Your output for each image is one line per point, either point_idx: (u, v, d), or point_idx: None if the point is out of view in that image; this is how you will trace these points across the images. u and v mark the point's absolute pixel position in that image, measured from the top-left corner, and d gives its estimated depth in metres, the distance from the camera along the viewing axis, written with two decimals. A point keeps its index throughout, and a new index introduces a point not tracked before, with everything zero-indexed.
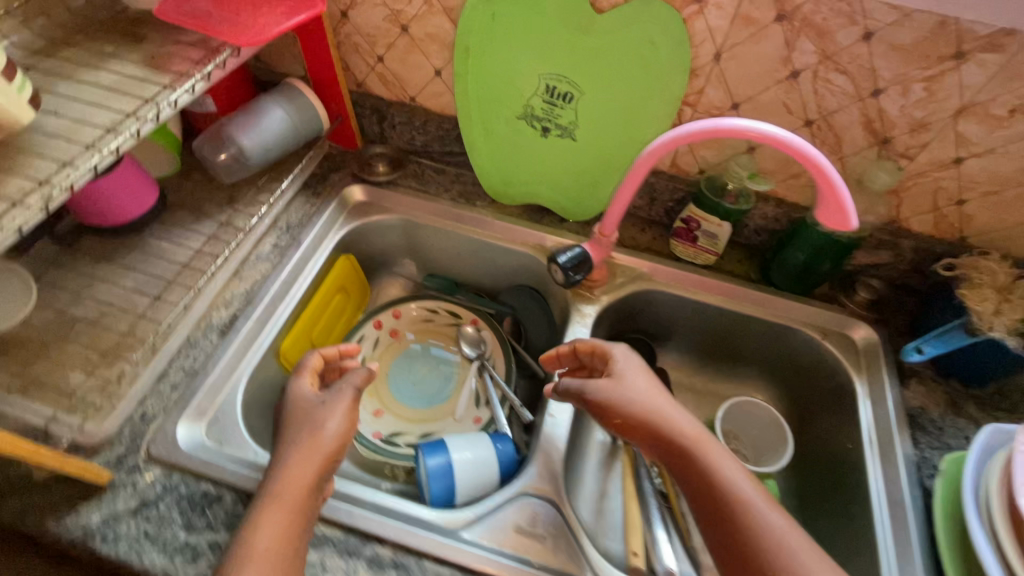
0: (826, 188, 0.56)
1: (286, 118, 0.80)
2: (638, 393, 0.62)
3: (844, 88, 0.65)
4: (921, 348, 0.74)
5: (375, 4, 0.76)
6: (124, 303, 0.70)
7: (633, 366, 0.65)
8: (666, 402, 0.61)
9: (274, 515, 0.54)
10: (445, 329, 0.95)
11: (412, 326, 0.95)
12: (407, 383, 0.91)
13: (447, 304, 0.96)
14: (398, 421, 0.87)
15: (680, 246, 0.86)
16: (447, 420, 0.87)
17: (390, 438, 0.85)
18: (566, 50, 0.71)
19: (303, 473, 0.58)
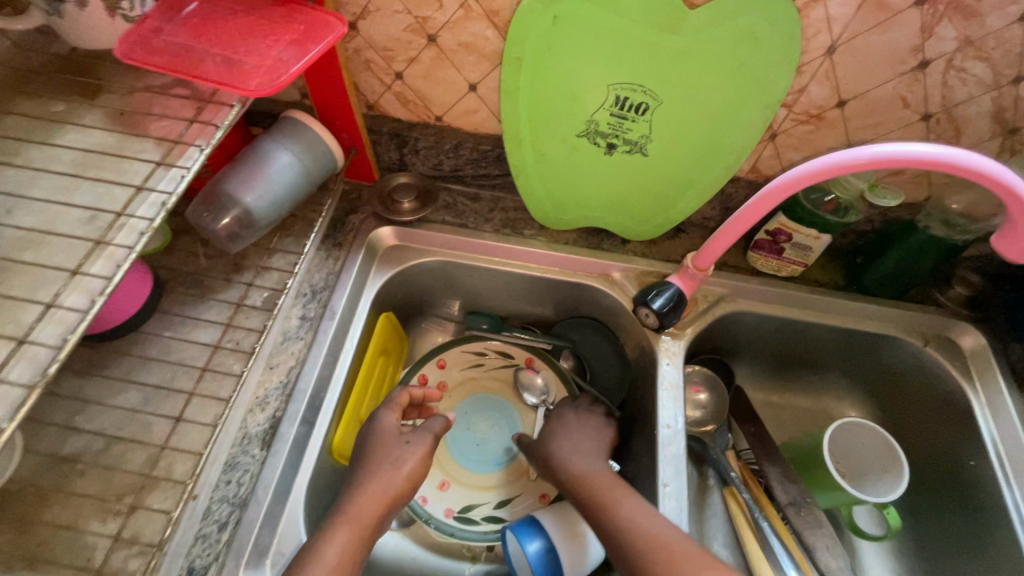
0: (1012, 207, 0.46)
1: (296, 162, 0.65)
2: (557, 446, 0.69)
3: (979, 77, 0.56)
4: None
5: (394, 11, 0.61)
6: (136, 427, 0.56)
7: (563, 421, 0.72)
8: (577, 447, 0.68)
9: (341, 535, 0.52)
10: (498, 373, 0.83)
11: (460, 376, 0.82)
12: (467, 444, 0.78)
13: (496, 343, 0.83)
14: (468, 491, 0.75)
15: (761, 259, 0.75)
16: (523, 480, 0.76)
17: (464, 514, 0.73)
18: (645, 55, 0.58)
19: (375, 500, 0.56)
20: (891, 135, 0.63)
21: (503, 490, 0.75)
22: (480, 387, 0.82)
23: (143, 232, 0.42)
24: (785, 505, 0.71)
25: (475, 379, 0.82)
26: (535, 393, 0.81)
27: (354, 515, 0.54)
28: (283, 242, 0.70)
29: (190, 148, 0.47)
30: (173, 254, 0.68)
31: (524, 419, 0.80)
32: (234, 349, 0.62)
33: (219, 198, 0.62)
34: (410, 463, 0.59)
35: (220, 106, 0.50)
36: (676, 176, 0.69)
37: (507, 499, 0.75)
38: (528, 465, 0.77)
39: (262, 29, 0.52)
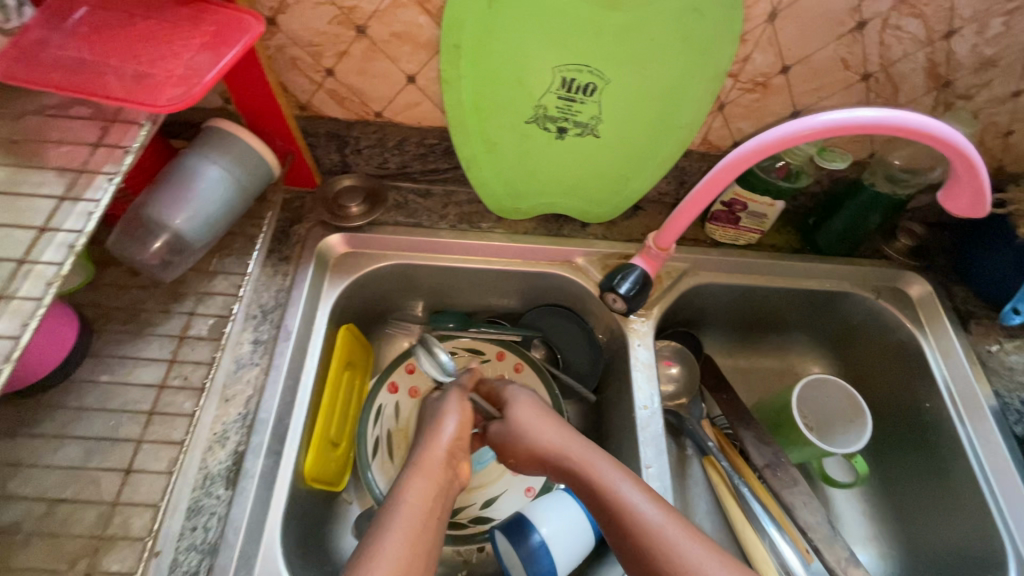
0: (960, 171, 0.46)
1: (226, 176, 0.59)
2: (533, 431, 0.61)
3: (914, 34, 0.56)
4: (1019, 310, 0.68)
5: (316, 3, 0.56)
6: (81, 486, 0.51)
7: (527, 407, 0.63)
8: (553, 431, 0.60)
9: (420, 479, 0.53)
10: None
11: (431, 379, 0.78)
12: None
13: (464, 340, 0.79)
14: (452, 495, 0.73)
15: (719, 229, 0.76)
16: (507, 477, 0.74)
17: (451, 519, 0.71)
18: (587, 33, 0.56)
19: (438, 450, 0.56)
20: (834, 97, 0.63)
21: (487, 490, 0.74)
22: None
23: (51, 281, 0.37)
24: (761, 467, 0.72)
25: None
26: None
27: (425, 462, 0.54)
28: (224, 263, 0.65)
29: (97, 176, 0.42)
30: (100, 289, 0.62)
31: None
32: (183, 386, 0.57)
33: (144, 223, 0.57)
34: (450, 425, 0.58)
35: (129, 126, 0.45)
36: (630, 154, 0.68)
37: (492, 499, 0.73)
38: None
39: (167, 35, 0.47)
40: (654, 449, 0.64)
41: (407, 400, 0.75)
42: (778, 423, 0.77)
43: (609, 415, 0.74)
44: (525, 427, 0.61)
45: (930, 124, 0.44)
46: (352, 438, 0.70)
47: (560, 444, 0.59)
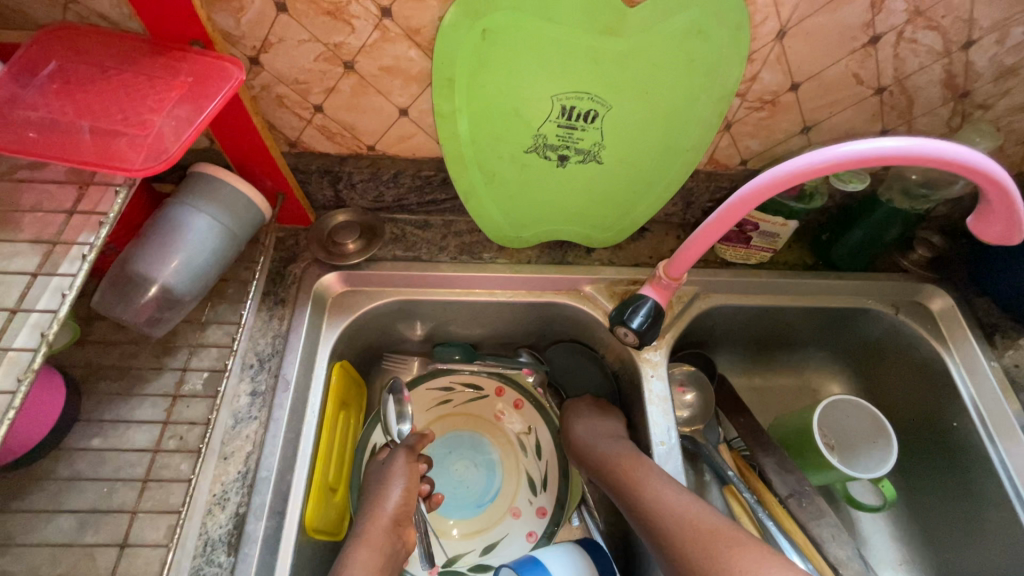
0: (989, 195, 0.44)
1: (216, 225, 0.57)
2: (592, 438, 0.66)
3: (931, 46, 0.54)
4: None
5: (300, 41, 0.53)
6: (76, 561, 0.49)
7: (590, 419, 0.69)
8: (608, 439, 0.65)
9: (364, 551, 0.55)
10: (470, 407, 0.78)
11: (431, 416, 0.77)
12: (445, 490, 0.73)
13: (462, 376, 0.79)
14: (450, 541, 0.70)
15: (729, 249, 0.73)
16: (507, 521, 0.72)
17: (451, 567, 0.68)
18: (587, 61, 0.53)
19: (383, 521, 0.59)
20: (845, 112, 0.61)
21: (487, 535, 0.71)
22: (453, 426, 0.77)
23: (26, 368, 0.35)
24: (786, 497, 0.69)
25: (447, 417, 0.77)
26: (512, 423, 0.77)
27: (368, 535, 0.57)
28: (216, 311, 0.63)
29: (73, 247, 0.40)
30: (91, 345, 0.59)
31: (502, 454, 0.76)
32: (179, 447, 0.55)
33: (128, 278, 0.54)
34: (396, 492, 0.61)
35: (106, 188, 0.43)
36: (634, 178, 0.65)
37: (492, 544, 0.70)
38: (510, 504, 0.72)
39: (143, 88, 0.44)
40: None
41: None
42: (798, 446, 0.74)
43: None
44: (584, 434, 0.68)
45: (951, 152, 0.42)
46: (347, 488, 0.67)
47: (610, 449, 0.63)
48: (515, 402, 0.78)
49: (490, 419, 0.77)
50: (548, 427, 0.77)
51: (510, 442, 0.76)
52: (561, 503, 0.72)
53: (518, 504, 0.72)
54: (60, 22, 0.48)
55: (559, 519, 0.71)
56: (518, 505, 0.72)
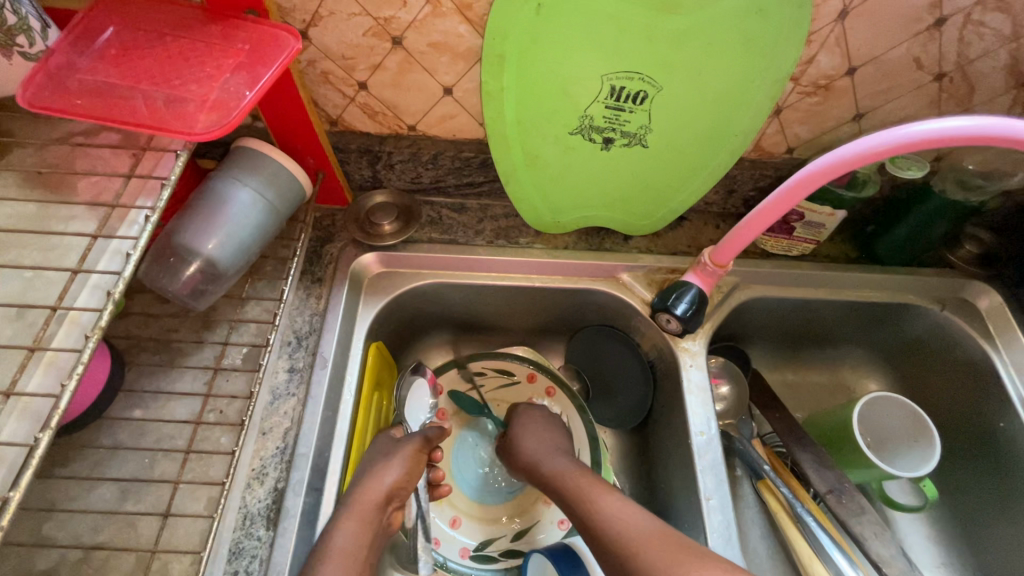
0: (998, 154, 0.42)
1: (259, 199, 0.56)
2: (537, 452, 0.64)
3: (998, 30, 0.52)
4: None
5: (349, 15, 0.52)
6: (118, 529, 0.49)
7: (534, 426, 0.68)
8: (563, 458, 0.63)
9: (353, 523, 0.51)
10: (500, 394, 0.77)
11: (460, 401, 0.76)
12: (475, 474, 0.73)
13: (493, 361, 0.77)
14: (482, 525, 0.70)
15: (771, 240, 0.71)
16: (539, 508, 0.71)
17: (481, 550, 0.68)
18: (641, 40, 0.52)
19: (377, 493, 0.54)
20: (902, 98, 0.59)
21: (519, 520, 0.70)
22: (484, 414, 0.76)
23: (88, 328, 0.35)
24: (823, 493, 0.68)
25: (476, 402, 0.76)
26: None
27: (360, 505, 0.53)
28: (256, 288, 0.62)
29: (131, 210, 0.40)
30: (132, 317, 0.59)
31: None
32: (219, 420, 0.55)
33: (175, 250, 0.54)
34: (394, 472, 0.56)
35: (163, 154, 0.43)
36: (679, 164, 0.64)
37: (523, 530, 0.70)
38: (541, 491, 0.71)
39: (200, 55, 0.44)
40: (714, 480, 0.60)
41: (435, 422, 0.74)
42: (834, 443, 0.72)
43: (660, 437, 0.70)
44: (532, 449, 0.65)
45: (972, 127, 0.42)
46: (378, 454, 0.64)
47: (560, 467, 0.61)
48: (547, 389, 0.76)
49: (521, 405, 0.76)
50: (579, 414, 0.74)
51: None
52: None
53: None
54: None
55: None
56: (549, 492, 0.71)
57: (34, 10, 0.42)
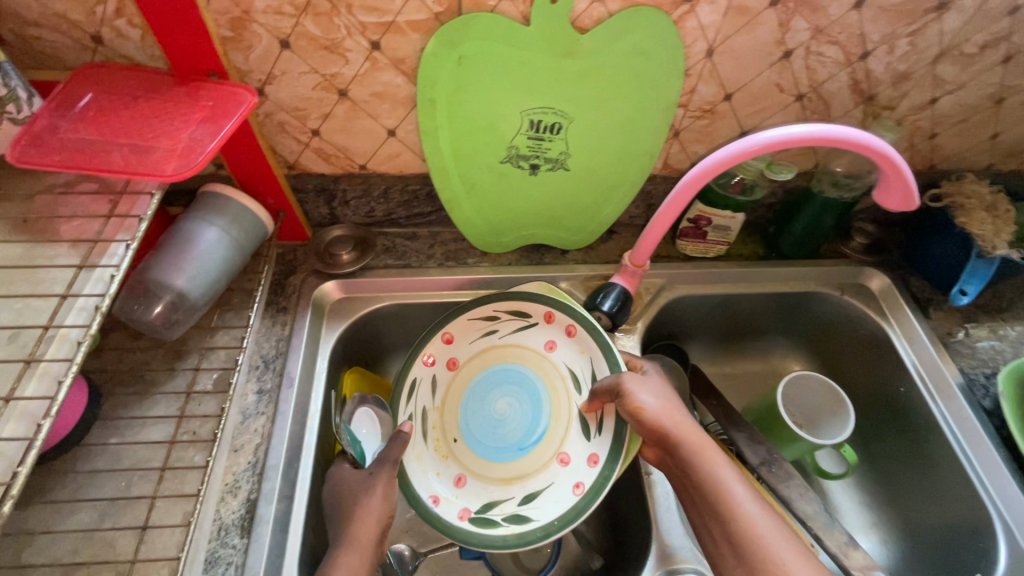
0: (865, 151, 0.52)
1: (225, 237, 0.63)
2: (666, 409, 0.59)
3: (834, 58, 0.64)
4: (966, 290, 0.74)
5: (300, 73, 0.61)
6: (97, 548, 0.52)
7: (661, 388, 0.62)
8: (723, 466, 0.55)
9: (351, 557, 0.53)
10: (515, 337, 0.72)
11: (471, 348, 0.72)
12: (485, 429, 0.69)
13: (507, 303, 0.72)
14: (487, 486, 0.67)
15: (689, 244, 0.81)
16: (553, 468, 0.66)
17: (484, 514, 0.65)
18: (550, 82, 0.62)
19: (370, 523, 0.55)
20: (775, 117, 0.71)
21: (529, 482, 0.66)
22: (496, 359, 0.72)
23: (77, 341, 0.41)
24: (757, 467, 0.74)
25: (490, 350, 0.72)
26: (563, 353, 0.70)
27: (357, 541, 0.54)
28: (224, 318, 0.68)
29: (112, 244, 0.46)
30: (106, 354, 0.64)
31: (549, 391, 0.70)
32: (193, 440, 0.59)
33: (147, 287, 0.59)
34: (379, 501, 0.57)
35: (138, 196, 0.49)
36: (600, 181, 0.73)
37: (532, 494, 0.65)
38: (557, 450, 0.67)
39: (168, 112, 0.52)
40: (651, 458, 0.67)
41: (445, 374, 0.72)
42: (765, 422, 0.80)
43: None
44: (668, 406, 0.60)
45: (839, 130, 0.52)
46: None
47: (688, 431, 0.57)
48: (567, 328, 0.70)
49: (539, 350, 0.71)
50: (603, 355, 0.67)
51: (561, 377, 0.70)
52: (617, 450, 0.63)
53: (567, 451, 0.66)
54: (92, 63, 0.55)
55: (611, 472, 0.62)
56: (566, 452, 0.66)
57: (21, 83, 0.49)
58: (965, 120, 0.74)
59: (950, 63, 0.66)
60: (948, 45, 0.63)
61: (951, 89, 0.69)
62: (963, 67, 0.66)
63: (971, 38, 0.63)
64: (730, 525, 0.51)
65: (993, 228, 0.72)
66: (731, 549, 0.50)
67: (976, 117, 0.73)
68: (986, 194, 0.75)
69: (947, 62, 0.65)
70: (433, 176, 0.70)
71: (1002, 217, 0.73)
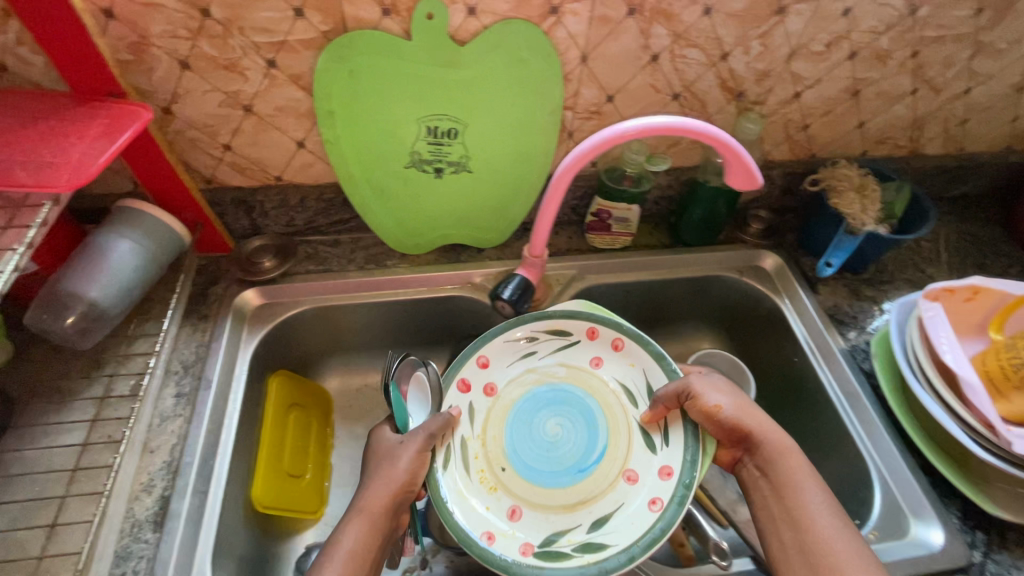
0: (709, 141, 0.58)
1: (137, 249, 0.66)
2: (756, 420, 0.62)
3: (698, 60, 0.71)
4: (829, 262, 0.83)
5: (203, 91, 0.65)
6: (7, 549, 0.54)
7: (744, 399, 0.65)
8: (805, 471, 0.59)
9: (360, 526, 0.56)
10: (558, 357, 0.74)
11: (510, 370, 0.73)
12: (537, 454, 0.68)
13: (548, 323, 0.74)
14: (548, 517, 0.65)
15: (597, 237, 0.87)
16: (621, 487, 0.66)
17: (547, 545, 0.63)
18: (440, 91, 0.68)
19: (386, 490, 0.59)
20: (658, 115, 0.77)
21: (596, 507, 0.65)
22: (543, 380, 0.72)
23: None
24: None
25: (531, 371, 0.73)
26: (611, 368, 0.73)
27: (368, 508, 0.58)
28: (144, 327, 0.70)
29: (7, 253, 0.49)
30: (24, 367, 0.66)
31: (602, 409, 0.71)
32: (108, 442, 0.61)
33: (59, 297, 0.62)
34: (403, 464, 0.61)
35: (34, 209, 0.53)
36: (505, 182, 0.79)
37: (602, 519, 0.64)
38: (622, 468, 0.67)
39: (66, 129, 0.55)
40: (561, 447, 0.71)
41: (483, 400, 0.71)
42: None
43: None
44: (753, 417, 0.63)
45: (681, 122, 0.58)
46: (322, 476, 0.81)
47: (774, 442, 0.61)
48: (612, 342, 0.73)
49: (586, 368, 0.73)
50: (658, 364, 0.70)
51: (614, 393, 0.72)
52: (691, 461, 0.63)
53: (632, 468, 0.66)
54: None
55: (690, 480, 0.62)
56: (633, 469, 0.66)
57: None
58: (831, 111, 0.81)
59: (803, 60, 0.73)
60: (798, 44, 0.71)
61: (810, 84, 0.77)
62: (817, 64, 0.74)
63: (816, 37, 0.70)
64: (804, 532, 0.55)
65: (861, 207, 0.80)
66: (796, 548, 0.54)
67: (839, 107, 0.81)
68: (856, 176, 0.83)
69: (800, 60, 0.73)
70: (342, 183, 0.74)
71: (869, 197, 0.81)
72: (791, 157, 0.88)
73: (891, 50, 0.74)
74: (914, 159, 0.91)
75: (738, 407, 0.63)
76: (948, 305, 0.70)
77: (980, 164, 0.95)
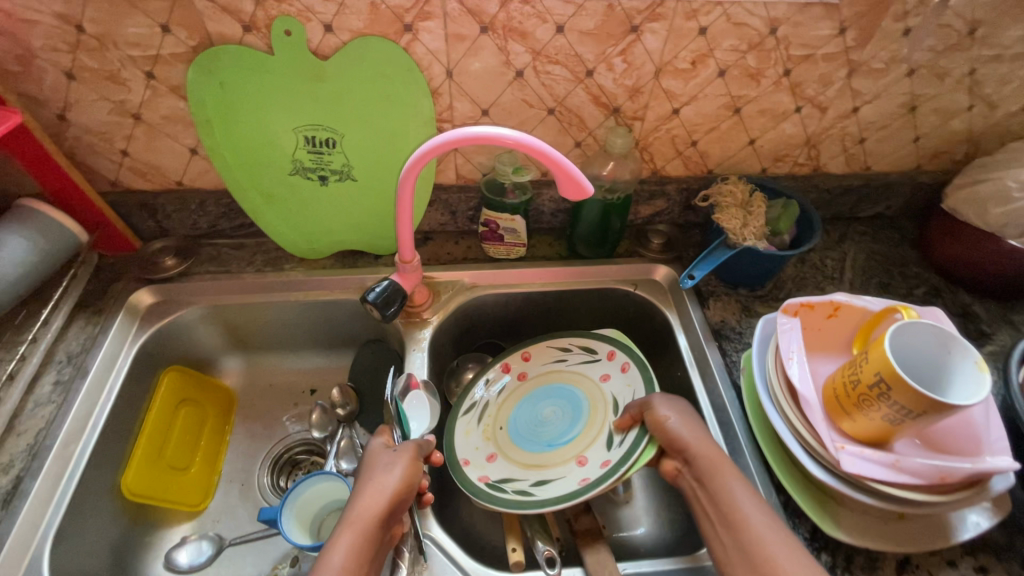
0: (550, 161, 0.59)
1: (29, 244, 0.71)
2: (690, 431, 0.61)
3: (563, 76, 0.73)
4: (693, 274, 0.80)
5: (92, 100, 0.71)
6: None
7: (687, 413, 0.64)
8: (737, 480, 0.56)
9: (350, 539, 0.52)
10: (580, 367, 0.79)
11: (538, 367, 0.81)
12: (532, 425, 0.76)
13: (579, 338, 0.81)
14: (511, 466, 0.71)
15: (491, 247, 0.88)
16: (569, 465, 0.70)
17: (497, 485, 0.69)
18: (311, 103, 0.72)
19: (378, 501, 0.55)
20: (537, 129, 0.79)
21: (545, 472, 0.70)
22: (564, 378, 0.79)
23: None
24: None
25: (559, 369, 0.80)
26: (615, 384, 0.76)
27: (356, 520, 0.54)
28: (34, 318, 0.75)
29: None
30: None
31: (592, 410, 0.75)
32: None
33: None
34: (397, 476, 0.58)
35: None
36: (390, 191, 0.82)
37: (544, 480, 0.69)
38: (578, 452, 0.71)
39: None
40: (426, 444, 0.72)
41: (513, 380, 0.80)
42: None
43: None
44: (690, 427, 0.61)
45: (534, 137, 0.59)
46: (212, 468, 0.83)
47: (709, 451, 0.59)
48: (623, 365, 0.76)
49: (593, 378, 0.78)
50: (646, 386, 0.72)
51: (605, 402, 0.75)
52: (626, 457, 0.64)
53: (586, 454, 0.70)
54: None
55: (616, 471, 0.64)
56: (586, 455, 0.70)
57: None
58: (716, 128, 0.82)
59: (671, 77, 0.75)
60: (661, 62, 0.73)
61: (686, 100, 0.78)
62: (687, 81, 0.76)
63: (678, 55, 0.72)
64: (738, 535, 0.52)
65: (741, 222, 0.80)
66: (738, 553, 0.51)
67: (724, 124, 0.82)
68: (741, 192, 0.83)
69: (668, 77, 0.75)
70: (230, 188, 0.79)
71: (753, 213, 0.81)
72: (686, 173, 0.88)
73: (761, 68, 0.75)
74: (816, 177, 0.91)
75: (674, 422, 0.62)
76: (807, 321, 0.71)
77: (893, 182, 0.93)
